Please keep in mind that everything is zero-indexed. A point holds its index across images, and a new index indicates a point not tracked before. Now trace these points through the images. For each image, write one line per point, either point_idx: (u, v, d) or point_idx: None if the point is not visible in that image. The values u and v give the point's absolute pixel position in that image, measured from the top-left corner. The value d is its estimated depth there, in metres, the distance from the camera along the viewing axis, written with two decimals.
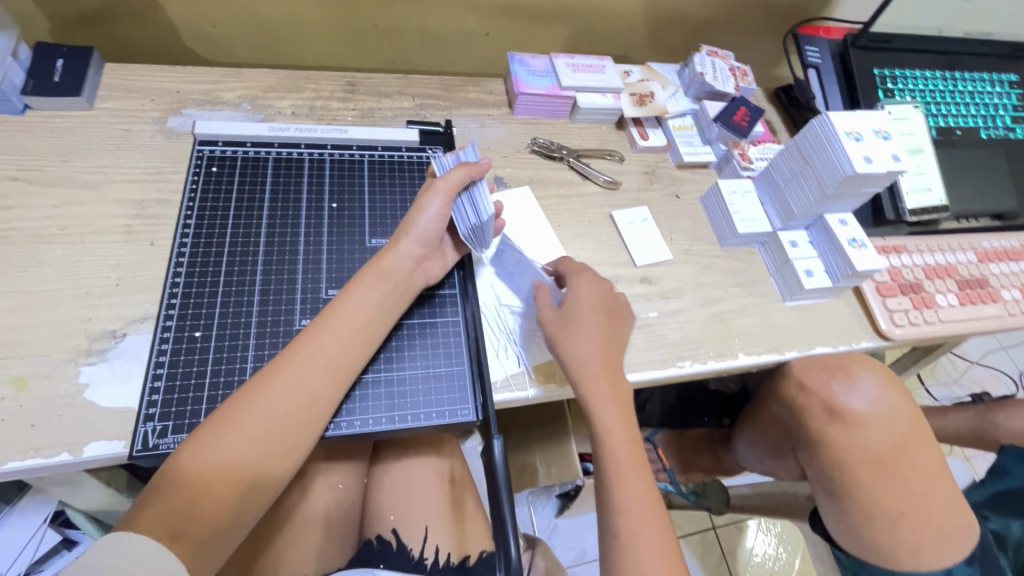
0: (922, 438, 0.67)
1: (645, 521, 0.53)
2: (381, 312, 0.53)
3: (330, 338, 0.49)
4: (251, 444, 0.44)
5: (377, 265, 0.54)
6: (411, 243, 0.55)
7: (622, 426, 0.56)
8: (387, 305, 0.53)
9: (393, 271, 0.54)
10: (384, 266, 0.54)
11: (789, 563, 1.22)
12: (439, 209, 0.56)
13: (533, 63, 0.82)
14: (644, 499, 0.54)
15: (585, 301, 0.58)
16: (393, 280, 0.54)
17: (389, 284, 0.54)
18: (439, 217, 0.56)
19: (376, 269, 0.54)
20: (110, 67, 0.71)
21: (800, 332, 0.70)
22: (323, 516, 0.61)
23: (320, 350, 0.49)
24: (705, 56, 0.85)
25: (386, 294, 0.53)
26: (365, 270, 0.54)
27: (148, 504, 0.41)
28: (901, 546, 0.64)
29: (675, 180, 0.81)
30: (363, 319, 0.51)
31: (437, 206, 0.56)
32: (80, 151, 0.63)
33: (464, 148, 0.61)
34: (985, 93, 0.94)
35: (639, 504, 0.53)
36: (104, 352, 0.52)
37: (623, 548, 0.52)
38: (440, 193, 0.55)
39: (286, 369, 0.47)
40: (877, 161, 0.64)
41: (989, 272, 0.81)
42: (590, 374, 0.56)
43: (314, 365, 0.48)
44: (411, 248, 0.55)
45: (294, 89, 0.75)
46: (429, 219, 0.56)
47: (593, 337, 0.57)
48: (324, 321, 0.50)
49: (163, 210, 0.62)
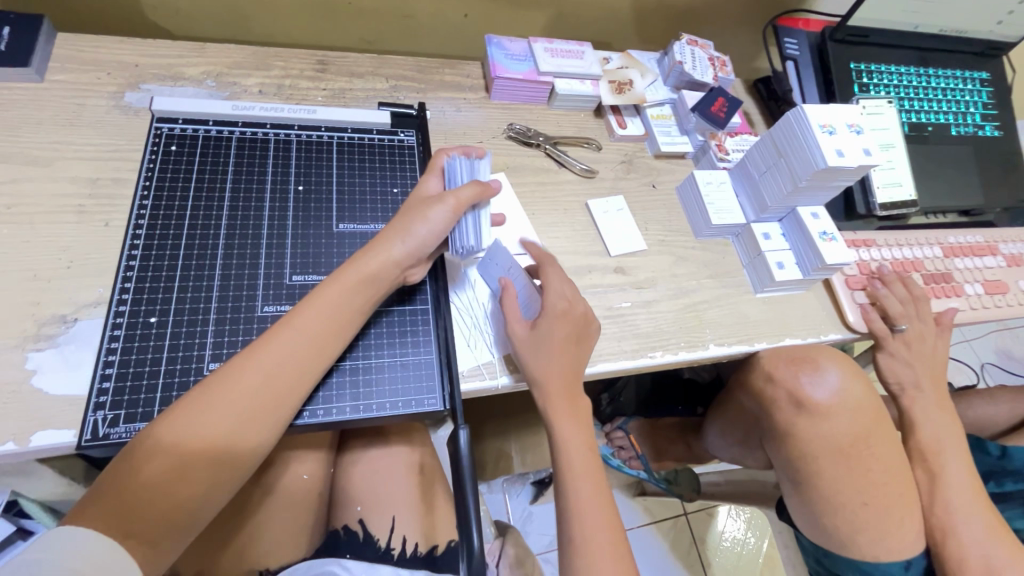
0: (883, 429, 0.68)
1: (600, 519, 0.53)
2: (357, 315, 0.52)
3: (300, 338, 0.48)
4: (208, 442, 0.43)
5: (360, 267, 0.52)
6: (403, 248, 0.54)
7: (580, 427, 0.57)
8: (364, 306, 0.52)
9: (380, 275, 0.53)
10: (369, 271, 0.52)
11: (756, 546, 1.26)
12: (444, 222, 0.55)
13: (511, 47, 0.80)
14: (600, 500, 0.54)
15: (549, 328, 0.56)
16: (374, 284, 0.53)
17: (373, 289, 0.52)
18: (441, 230, 0.55)
19: (359, 272, 0.52)
20: (62, 37, 0.67)
21: (769, 324, 0.71)
22: (287, 507, 0.60)
23: (289, 351, 0.47)
24: (685, 45, 0.85)
25: (365, 295, 0.52)
26: (345, 271, 0.52)
27: (97, 499, 0.40)
28: (859, 534, 0.67)
29: (651, 169, 0.81)
30: (336, 321, 0.50)
31: (443, 219, 0.55)
32: (29, 126, 0.60)
33: (482, 157, 0.61)
34: (957, 90, 0.95)
35: (593, 503, 0.54)
36: (53, 338, 0.50)
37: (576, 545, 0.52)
38: (449, 208, 0.55)
39: (250, 371, 0.45)
40: (849, 155, 0.65)
41: (954, 267, 0.83)
42: (547, 379, 0.56)
43: (280, 365, 0.46)
44: (402, 254, 0.54)
45: (262, 66, 0.72)
46: (431, 229, 0.55)
47: (554, 358, 0.56)
48: (296, 320, 0.48)
49: (119, 189, 0.59)
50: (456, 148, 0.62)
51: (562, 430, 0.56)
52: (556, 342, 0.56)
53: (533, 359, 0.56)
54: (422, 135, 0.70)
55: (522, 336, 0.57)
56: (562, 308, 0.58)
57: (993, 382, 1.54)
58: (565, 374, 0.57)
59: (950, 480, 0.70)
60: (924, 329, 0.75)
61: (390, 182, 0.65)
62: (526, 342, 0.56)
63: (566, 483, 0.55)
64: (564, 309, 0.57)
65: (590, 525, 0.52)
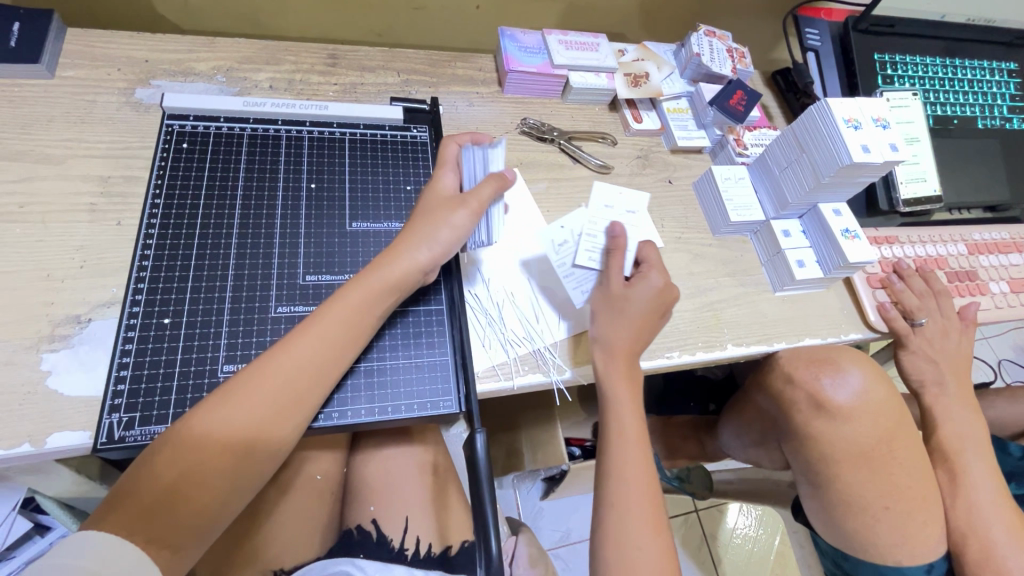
0: (905, 433, 0.66)
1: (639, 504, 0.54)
2: (375, 320, 0.51)
3: (319, 342, 0.47)
4: (229, 445, 0.43)
5: (382, 270, 0.51)
6: (423, 253, 0.52)
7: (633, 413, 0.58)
8: (384, 309, 0.51)
9: (399, 281, 0.51)
10: (397, 280, 0.51)
11: (768, 543, 1.25)
12: (466, 225, 0.54)
13: (525, 39, 0.79)
14: (641, 488, 0.55)
15: (639, 300, 0.58)
16: (397, 287, 0.52)
17: (389, 292, 0.51)
18: (461, 232, 0.54)
19: (380, 274, 0.51)
20: (72, 32, 0.66)
21: (789, 324, 0.69)
22: (301, 507, 0.60)
23: (309, 355, 0.46)
24: (703, 36, 0.82)
25: (385, 299, 0.51)
26: (367, 274, 0.50)
27: (116, 503, 0.39)
28: (879, 538, 0.65)
29: (667, 165, 0.79)
30: (354, 324, 0.49)
31: (464, 222, 0.53)
32: (40, 123, 0.59)
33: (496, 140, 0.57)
34: (983, 82, 0.92)
35: (636, 488, 0.55)
36: (68, 338, 0.50)
37: (609, 523, 0.53)
38: (471, 211, 0.54)
39: (269, 373, 0.45)
40: (875, 151, 0.63)
41: (979, 264, 0.81)
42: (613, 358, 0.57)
43: (301, 368, 0.46)
44: (426, 259, 0.53)
45: (272, 61, 0.71)
46: (453, 235, 0.53)
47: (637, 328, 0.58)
48: (316, 324, 0.48)
49: (131, 188, 0.58)
50: (464, 137, 0.60)
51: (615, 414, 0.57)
52: (638, 311, 0.58)
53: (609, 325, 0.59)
54: (434, 131, 0.69)
55: (615, 293, 0.59)
56: (658, 291, 0.59)
57: (1010, 379, 1.52)
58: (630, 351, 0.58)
59: (973, 479, 0.69)
60: (947, 323, 0.73)
61: (403, 179, 0.64)
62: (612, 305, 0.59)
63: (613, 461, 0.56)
64: (661, 291, 0.59)
65: (630, 516, 0.53)
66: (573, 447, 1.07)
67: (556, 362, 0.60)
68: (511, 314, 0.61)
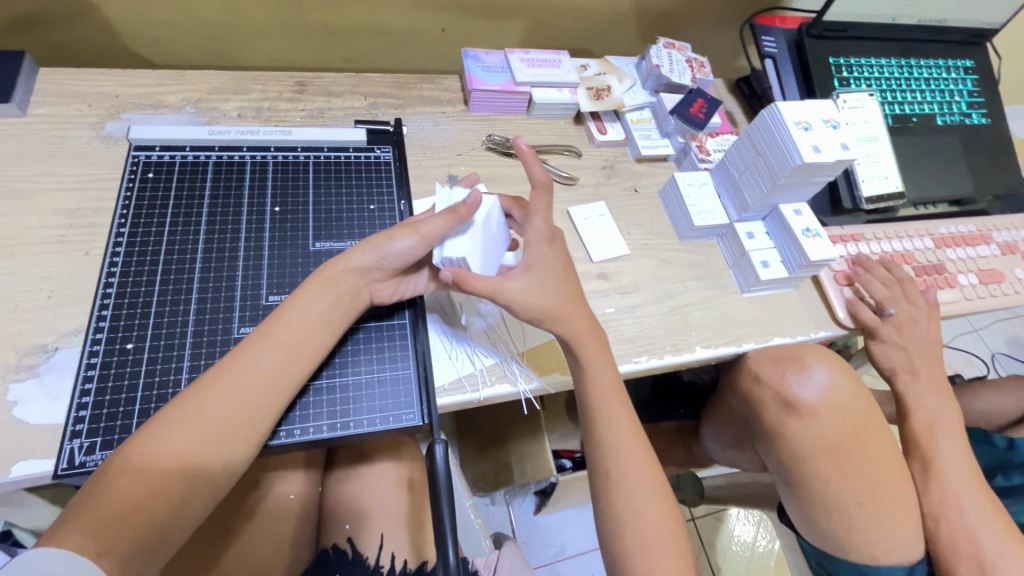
0: (875, 427, 0.67)
1: (637, 457, 0.56)
2: (324, 334, 0.51)
3: (267, 346, 0.48)
4: (181, 459, 0.43)
5: (322, 273, 0.52)
6: (365, 257, 0.53)
7: (608, 375, 0.57)
8: (331, 316, 0.52)
9: (339, 280, 0.52)
10: (327, 273, 0.52)
11: (767, 550, 1.22)
12: (409, 248, 0.54)
13: (487, 58, 0.81)
14: (637, 445, 0.57)
15: (545, 254, 0.58)
16: (338, 288, 0.52)
17: (334, 294, 0.52)
18: (406, 253, 0.54)
19: (320, 277, 0.52)
20: (44, 72, 0.68)
21: (756, 323, 0.70)
22: (273, 527, 0.59)
23: (257, 362, 0.47)
24: (662, 48, 0.85)
25: (330, 303, 0.52)
26: (309, 279, 0.52)
27: (68, 519, 0.40)
28: (859, 535, 0.65)
29: (632, 174, 0.81)
30: (304, 331, 0.50)
31: (408, 244, 0.53)
32: (11, 160, 0.61)
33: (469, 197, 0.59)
34: (940, 80, 0.94)
35: (628, 441, 0.57)
36: (34, 368, 0.50)
37: (613, 483, 0.55)
38: (416, 236, 0.53)
39: (220, 380, 0.46)
40: (825, 150, 0.64)
41: (946, 257, 0.82)
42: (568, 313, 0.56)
43: (250, 376, 0.47)
44: (365, 263, 0.53)
45: (241, 90, 0.73)
46: (395, 253, 0.54)
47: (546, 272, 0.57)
48: (266, 331, 0.49)
49: (99, 219, 0.60)
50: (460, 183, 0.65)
51: (593, 380, 0.56)
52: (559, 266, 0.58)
53: (539, 269, 0.56)
54: (398, 151, 0.71)
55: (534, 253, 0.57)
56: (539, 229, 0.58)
57: (1003, 372, 1.51)
58: (585, 324, 0.56)
59: None
60: (915, 309, 0.73)
61: (367, 199, 0.66)
62: (539, 240, 0.58)
63: (600, 418, 0.57)
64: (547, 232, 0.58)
65: (639, 492, 0.55)
66: (563, 458, 1.06)
67: (524, 371, 0.60)
68: (483, 356, 0.60)
